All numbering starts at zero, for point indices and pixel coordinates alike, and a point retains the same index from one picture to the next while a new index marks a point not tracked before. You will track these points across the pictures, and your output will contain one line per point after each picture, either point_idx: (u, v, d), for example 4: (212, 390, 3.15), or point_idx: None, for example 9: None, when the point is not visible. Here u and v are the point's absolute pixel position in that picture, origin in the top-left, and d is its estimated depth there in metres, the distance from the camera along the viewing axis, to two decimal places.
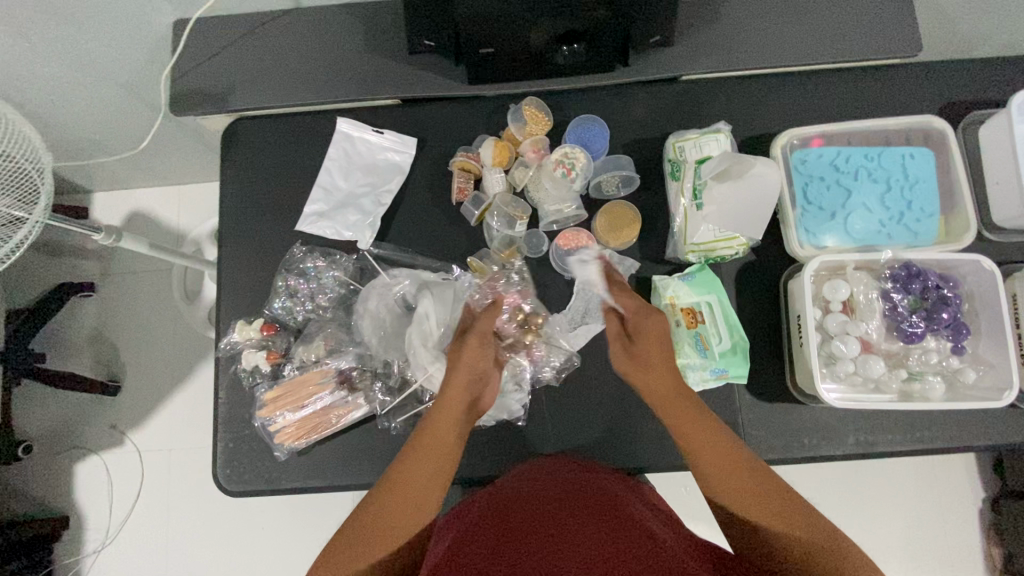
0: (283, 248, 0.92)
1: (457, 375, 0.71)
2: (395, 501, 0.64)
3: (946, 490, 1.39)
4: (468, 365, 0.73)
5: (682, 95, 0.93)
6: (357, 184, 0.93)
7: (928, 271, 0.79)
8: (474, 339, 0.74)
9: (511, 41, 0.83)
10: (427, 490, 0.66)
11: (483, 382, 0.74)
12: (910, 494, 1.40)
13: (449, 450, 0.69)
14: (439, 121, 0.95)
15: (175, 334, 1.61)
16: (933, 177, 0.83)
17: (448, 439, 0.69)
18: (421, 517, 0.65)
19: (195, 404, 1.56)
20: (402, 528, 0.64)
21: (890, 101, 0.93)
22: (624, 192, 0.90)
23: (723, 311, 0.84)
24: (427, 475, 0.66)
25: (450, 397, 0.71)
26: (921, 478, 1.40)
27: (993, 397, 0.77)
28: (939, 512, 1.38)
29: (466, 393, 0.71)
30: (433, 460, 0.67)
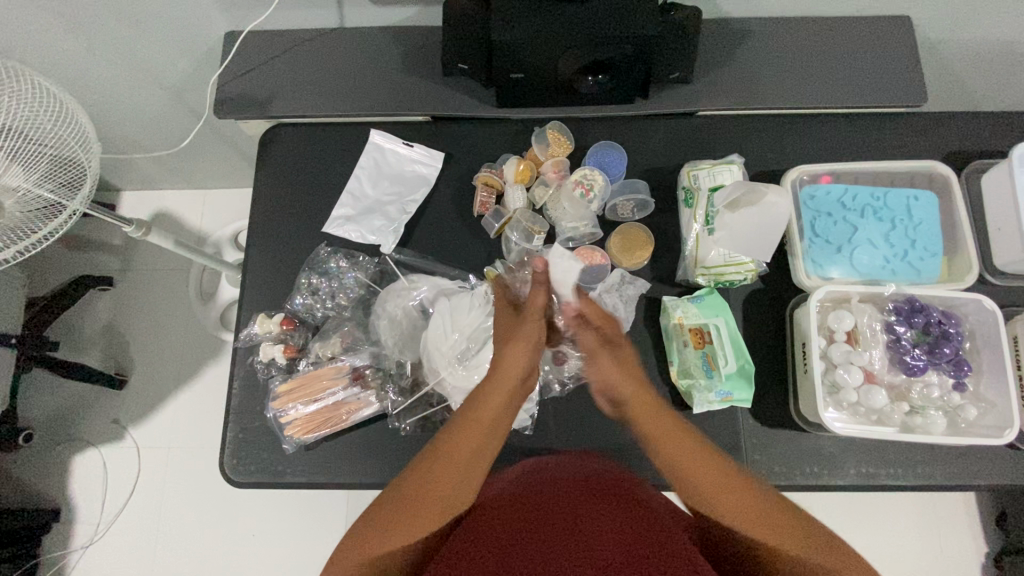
0: (308, 247, 0.96)
1: (516, 343, 0.74)
2: (447, 470, 0.66)
3: (946, 542, 1.39)
4: (528, 339, 0.75)
5: (698, 129, 0.98)
6: (385, 192, 0.98)
7: (931, 307, 0.82)
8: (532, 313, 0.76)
9: (541, 65, 0.88)
10: (475, 461, 0.68)
11: (535, 360, 0.76)
12: (911, 543, 1.39)
13: (496, 426, 0.71)
14: (466, 139, 1.00)
15: (187, 332, 1.64)
16: (937, 219, 0.87)
17: (500, 412, 0.71)
18: (467, 485, 0.68)
19: (200, 402, 1.58)
20: (448, 495, 0.66)
21: (896, 146, 0.97)
22: (639, 216, 0.95)
23: (731, 334, 0.86)
24: (477, 444, 0.68)
25: (509, 373, 0.73)
26: (923, 528, 1.40)
27: (994, 434, 0.79)
28: (939, 563, 1.37)
29: (523, 366, 0.74)
30: (484, 431, 0.69)
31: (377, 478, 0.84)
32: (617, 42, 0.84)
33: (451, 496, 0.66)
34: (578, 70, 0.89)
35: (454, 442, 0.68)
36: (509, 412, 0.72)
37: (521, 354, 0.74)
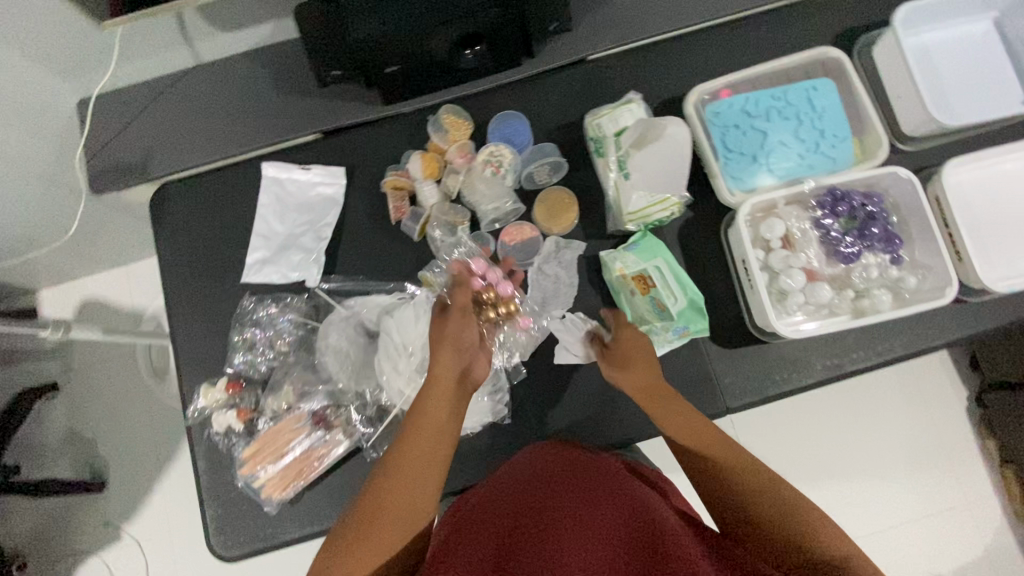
0: (234, 302, 0.91)
1: (441, 350, 0.71)
2: (392, 482, 0.65)
3: (931, 396, 1.56)
4: (452, 340, 0.72)
5: (592, 75, 0.96)
6: (296, 224, 0.93)
7: (852, 193, 0.83)
8: (459, 313, 0.75)
9: (404, 24, 0.79)
10: (422, 463, 0.67)
11: (471, 354, 0.74)
12: (900, 409, 1.56)
13: (439, 429, 0.69)
14: (362, 146, 0.94)
15: (153, 414, 1.57)
16: (839, 104, 0.87)
17: (438, 417, 0.69)
18: (422, 491, 0.66)
19: (189, 480, 1.53)
20: (399, 507, 0.64)
21: (786, 41, 0.97)
22: (556, 178, 0.92)
23: (673, 270, 0.86)
24: (421, 453, 0.67)
25: (436, 375, 0.70)
26: (906, 393, 1.57)
27: (938, 295, 0.80)
28: (930, 419, 1.55)
29: (453, 367, 0.71)
30: (427, 439, 0.67)
31: None
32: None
33: (408, 511, 0.65)
34: (446, 28, 0.81)
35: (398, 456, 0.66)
36: (450, 417, 0.70)
37: (448, 356, 0.71)
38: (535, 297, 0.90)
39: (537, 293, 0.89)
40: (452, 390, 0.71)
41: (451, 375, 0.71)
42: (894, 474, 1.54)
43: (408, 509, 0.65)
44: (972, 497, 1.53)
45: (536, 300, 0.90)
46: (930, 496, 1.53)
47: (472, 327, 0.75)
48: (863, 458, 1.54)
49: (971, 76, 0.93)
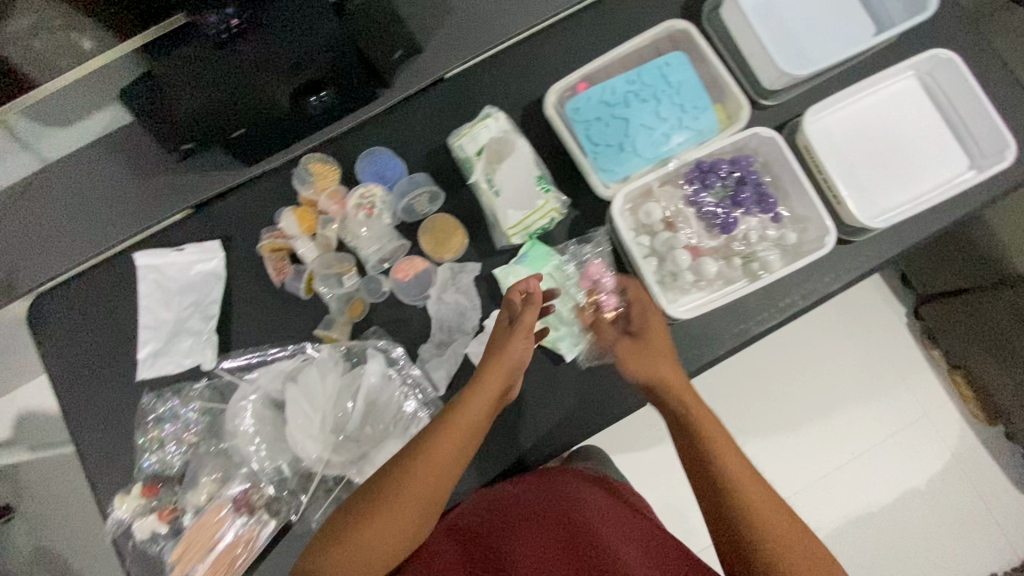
0: (133, 402, 0.87)
1: (495, 359, 0.75)
2: (420, 475, 0.69)
3: (873, 320, 1.61)
4: (511, 355, 0.75)
5: (452, 93, 0.94)
6: (181, 308, 0.89)
7: (719, 162, 0.84)
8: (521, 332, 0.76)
9: (240, 82, 0.76)
10: (450, 463, 0.70)
11: (517, 372, 0.77)
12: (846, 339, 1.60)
13: (475, 433, 0.72)
14: (234, 214, 0.91)
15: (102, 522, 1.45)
16: (694, 75, 0.87)
17: (476, 425, 0.73)
18: (439, 488, 0.70)
19: None
20: (417, 499, 0.69)
21: (638, 16, 0.95)
22: (435, 207, 0.90)
23: (566, 274, 0.87)
24: (453, 454, 0.71)
25: (488, 380, 0.74)
26: (849, 322, 1.61)
27: (821, 244, 0.82)
28: (875, 341, 1.60)
29: (501, 382, 0.75)
30: (454, 445, 0.71)
31: None
32: (302, 22, 0.76)
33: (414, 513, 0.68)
34: (289, 78, 0.78)
35: (421, 457, 0.70)
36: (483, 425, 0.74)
37: (501, 370, 0.75)
38: (440, 330, 0.88)
39: (441, 325, 0.88)
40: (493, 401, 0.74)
41: (497, 389, 0.74)
42: (852, 403, 1.58)
43: (422, 501, 0.69)
44: (932, 407, 1.58)
45: (442, 332, 0.88)
46: (894, 414, 1.57)
47: (529, 347, 0.77)
48: (822, 394, 1.57)
49: (824, 15, 0.92)
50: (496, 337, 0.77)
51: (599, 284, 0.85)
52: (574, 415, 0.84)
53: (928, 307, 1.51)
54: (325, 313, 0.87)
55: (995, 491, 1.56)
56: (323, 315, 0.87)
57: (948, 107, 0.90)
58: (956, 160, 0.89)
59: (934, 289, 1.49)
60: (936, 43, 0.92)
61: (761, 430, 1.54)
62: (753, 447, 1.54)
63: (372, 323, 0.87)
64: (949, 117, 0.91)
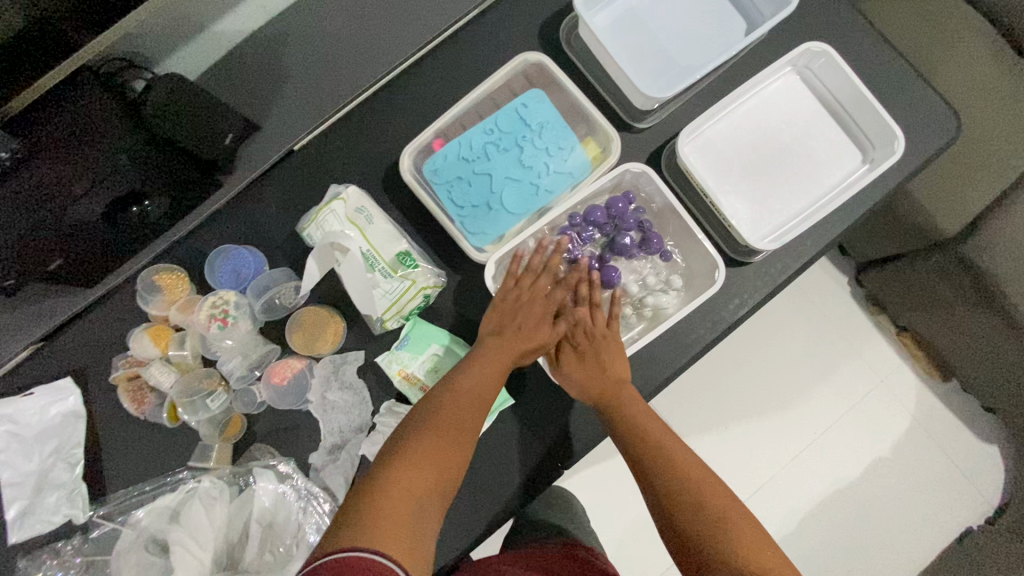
0: (8, 570, 0.79)
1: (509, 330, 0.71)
2: (453, 399, 0.65)
3: (825, 301, 1.49)
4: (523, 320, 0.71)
5: (304, 168, 0.85)
6: (39, 458, 0.80)
7: (593, 208, 0.77)
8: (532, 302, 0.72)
9: (31, 220, 0.67)
10: (477, 395, 0.66)
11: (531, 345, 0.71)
12: (798, 321, 1.49)
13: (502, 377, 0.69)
14: (87, 342, 0.82)
15: None
16: (555, 112, 0.80)
17: (505, 366, 0.69)
18: (470, 418, 0.64)
19: None
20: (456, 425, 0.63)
21: (494, 52, 0.86)
22: (302, 299, 0.82)
23: (452, 352, 0.80)
24: (482, 389, 0.67)
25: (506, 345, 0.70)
26: (799, 306, 1.49)
27: (711, 280, 0.77)
28: (829, 319, 1.49)
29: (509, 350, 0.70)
30: (481, 379, 0.67)
31: None
32: (96, 144, 0.68)
33: (469, 429, 0.63)
34: (90, 195, 0.70)
35: (463, 390, 0.66)
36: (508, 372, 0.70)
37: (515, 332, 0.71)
38: (329, 432, 0.80)
39: (329, 426, 0.80)
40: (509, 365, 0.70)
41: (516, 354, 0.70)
42: (814, 385, 1.46)
43: (458, 429, 0.62)
44: (893, 373, 1.47)
45: (332, 434, 0.80)
46: (864, 383, 1.47)
47: (540, 327, 0.71)
48: (792, 386, 1.46)
49: (689, 21, 0.85)
50: (522, 302, 0.72)
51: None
52: (486, 501, 0.78)
53: (870, 275, 1.34)
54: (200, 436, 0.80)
55: (982, 458, 1.45)
56: (200, 439, 0.80)
57: (830, 98, 0.85)
58: (848, 155, 0.84)
59: (867, 257, 1.30)
60: (812, 32, 0.85)
61: (730, 429, 1.44)
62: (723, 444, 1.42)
63: (255, 438, 0.80)
64: (834, 107, 0.85)
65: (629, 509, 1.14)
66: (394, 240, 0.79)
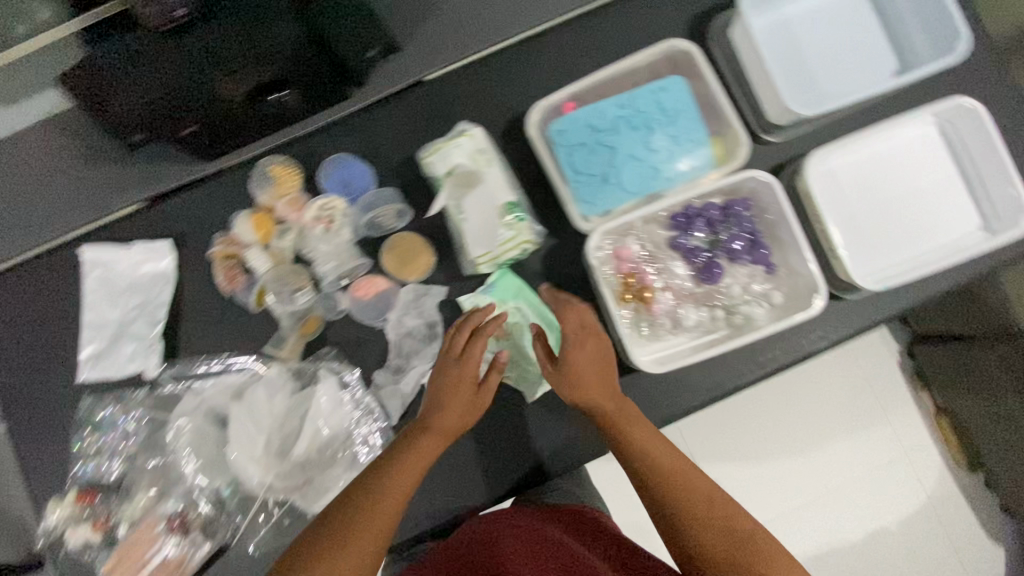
0: (70, 406, 0.83)
1: (455, 367, 0.72)
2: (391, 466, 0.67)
3: (873, 362, 1.48)
4: (471, 359, 0.72)
5: (431, 98, 0.86)
6: (124, 309, 0.84)
7: (708, 207, 0.78)
8: (476, 342, 0.73)
9: (186, 80, 0.68)
10: (410, 460, 0.68)
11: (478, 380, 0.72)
12: (840, 374, 1.47)
13: (447, 432, 0.71)
14: (190, 211, 0.85)
15: None
16: (692, 104, 0.80)
17: (446, 419, 0.71)
18: (401, 481, 0.67)
19: None
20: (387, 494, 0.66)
21: (641, 31, 0.86)
22: (402, 224, 0.84)
23: (535, 309, 0.81)
24: (414, 455, 0.68)
25: (462, 378, 0.72)
26: (846, 359, 1.47)
27: (809, 304, 0.75)
28: (872, 379, 1.46)
29: (462, 383, 0.72)
30: (416, 445, 0.69)
31: None
32: (258, 24, 0.69)
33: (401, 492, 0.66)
34: (244, 75, 0.70)
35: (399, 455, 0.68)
36: (457, 421, 0.71)
37: (468, 365, 0.72)
38: (396, 356, 0.82)
39: (398, 350, 0.82)
40: (464, 396, 0.71)
41: (467, 391, 0.72)
42: (840, 440, 1.45)
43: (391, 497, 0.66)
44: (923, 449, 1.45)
45: (398, 358, 0.82)
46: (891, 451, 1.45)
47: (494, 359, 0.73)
48: (820, 435, 1.44)
49: (840, 47, 0.84)
50: (445, 403, 0.70)
51: (634, 269, 0.78)
52: (533, 457, 0.80)
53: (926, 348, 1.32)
54: (276, 327, 0.82)
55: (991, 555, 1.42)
56: (275, 331, 0.82)
57: (964, 159, 0.83)
58: (965, 218, 0.82)
59: (930, 330, 1.28)
60: (961, 88, 0.84)
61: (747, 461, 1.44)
62: (735, 473, 1.42)
63: (325, 343, 0.82)
64: (965, 167, 0.83)
65: (639, 505, 1.18)
66: (509, 189, 0.80)
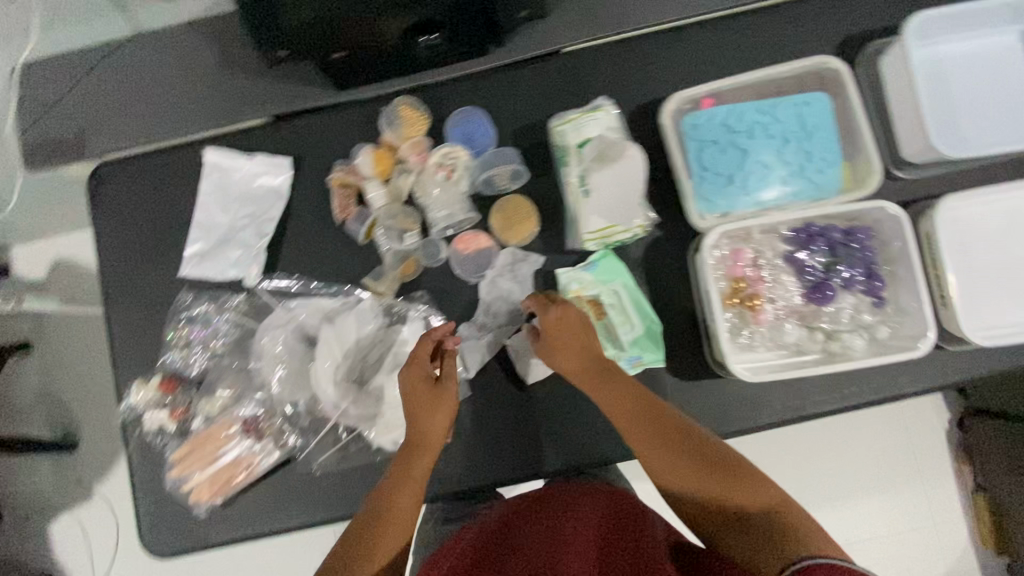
0: (169, 297, 0.86)
1: (413, 376, 0.74)
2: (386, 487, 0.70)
3: None
4: (419, 369, 0.74)
5: (568, 69, 0.85)
6: (235, 215, 0.86)
7: (831, 229, 0.77)
8: (422, 354, 0.74)
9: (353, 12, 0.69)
10: (398, 474, 0.70)
11: (438, 383, 0.74)
12: None
13: (430, 440, 0.73)
14: (314, 134, 0.86)
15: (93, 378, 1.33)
16: (831, 123, 0.79)
17: (423, 425, 0.72)
18: (399, 493, 0.69)
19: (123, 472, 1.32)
20: (392, 512, 0.67)
21: (788, 42, 0.85)
22: (515, 185, 0.85)
23: (632, 296, 0.81)
24: (404, 470, 0.71)
25: (418, 389, 0.73)
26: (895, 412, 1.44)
27: (913, 345, 0.75)
28: None
29: (426, 387, 0.73)
30: (401, 462, 0.71)
31: (300, 518, 0.80)
32: None
33: (405, 502, 0.69)
34: (405, 13, 0.72)
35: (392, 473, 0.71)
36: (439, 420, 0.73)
37: (419, 372, 0.74)
38: (485, 314, 0.84)
39: (488, 309, 0.83)
40: (430, 396, 0.73)
41: (427, 395, 0.73)
42: None
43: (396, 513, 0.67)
44: None
45: (487, 316, 0.84)
46: None
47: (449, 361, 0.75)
48: None
49: (991, 95, 0.82)
50: (412, 412, 0.72)
51: (747, 274, 0.77)
52: (605, 438, 0.81)
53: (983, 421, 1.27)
54: (378, 261, 0.84)
55: None
56: (376, 266, 0.84)
57: None
58: None
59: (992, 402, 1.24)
60: None
61: None
62: None
63: (420, 287, 0.84)
64: None
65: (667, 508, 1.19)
66: (637, 175, 0.78)
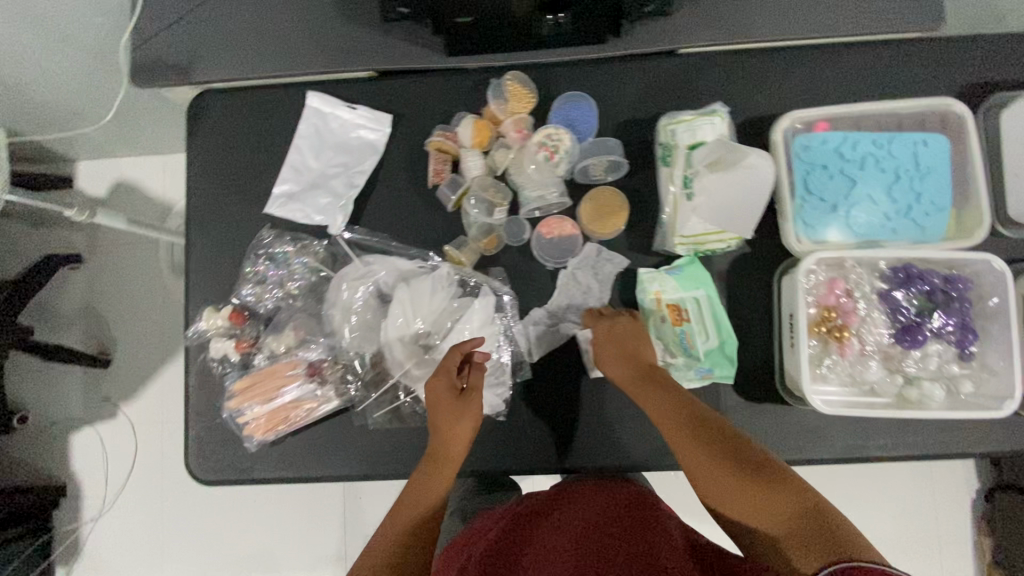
0: (251, 232, 0.87)
1: (439, 385, 0.76)
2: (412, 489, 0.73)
3: None
4: (445, 378, 0.76)
5: (681, 71, 0.85)
6: (327, 162, 0.87)
7: (930, 274, 0.76)
8: (450, 364, 0.77)
9: None
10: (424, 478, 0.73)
11: (464, 394, 0.76)
12: None
13: (456, 447, 0.75)
14: (418, 96, 0.87)
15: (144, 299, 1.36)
16: (946, 167, 0.77)
17: (449, 431, 0.74)
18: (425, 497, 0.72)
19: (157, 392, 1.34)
20: (419, 516, 0.70)
21: (908, 80, 0.84)
22: (611, 178, 0.85)
23: (712, 307, 0.80)
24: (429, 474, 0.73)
25: (443, 397, 0.75)
26: None
27: (993, 405, 0.74)
28: None
29: (451, 396, 0.76)
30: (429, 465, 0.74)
31: (348, 467, 0.81)
32: None
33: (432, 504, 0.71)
34: None
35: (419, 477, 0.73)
36: (465, 426, 0.75)
37: (444, 380, 0.76)
38: (559, 301, 0.83)
39: (563, 296, 0.83)
40: (454, 405, 0.75)
41: (450, 403, 0.75)
42: None
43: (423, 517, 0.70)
44: None
45: (561, 303, 0.83)
46: None
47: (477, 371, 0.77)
48: None
49: None
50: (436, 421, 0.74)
51: (841, 305, 0.76)
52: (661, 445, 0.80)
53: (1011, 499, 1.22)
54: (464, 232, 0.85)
55: None
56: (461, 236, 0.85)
57: None
58: None
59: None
60: None
61: None
62: None
63: (499, 263, 0.84)
64: None
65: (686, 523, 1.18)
66: (748, 186, 0.75)
